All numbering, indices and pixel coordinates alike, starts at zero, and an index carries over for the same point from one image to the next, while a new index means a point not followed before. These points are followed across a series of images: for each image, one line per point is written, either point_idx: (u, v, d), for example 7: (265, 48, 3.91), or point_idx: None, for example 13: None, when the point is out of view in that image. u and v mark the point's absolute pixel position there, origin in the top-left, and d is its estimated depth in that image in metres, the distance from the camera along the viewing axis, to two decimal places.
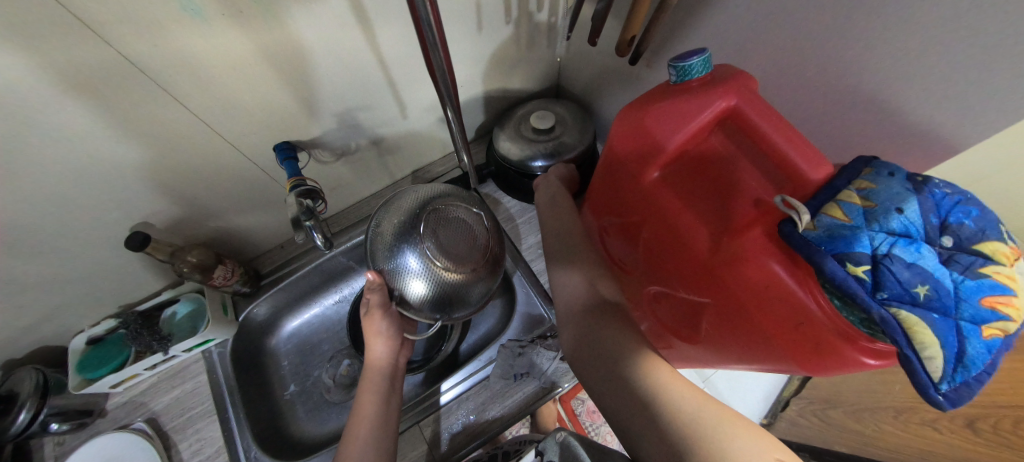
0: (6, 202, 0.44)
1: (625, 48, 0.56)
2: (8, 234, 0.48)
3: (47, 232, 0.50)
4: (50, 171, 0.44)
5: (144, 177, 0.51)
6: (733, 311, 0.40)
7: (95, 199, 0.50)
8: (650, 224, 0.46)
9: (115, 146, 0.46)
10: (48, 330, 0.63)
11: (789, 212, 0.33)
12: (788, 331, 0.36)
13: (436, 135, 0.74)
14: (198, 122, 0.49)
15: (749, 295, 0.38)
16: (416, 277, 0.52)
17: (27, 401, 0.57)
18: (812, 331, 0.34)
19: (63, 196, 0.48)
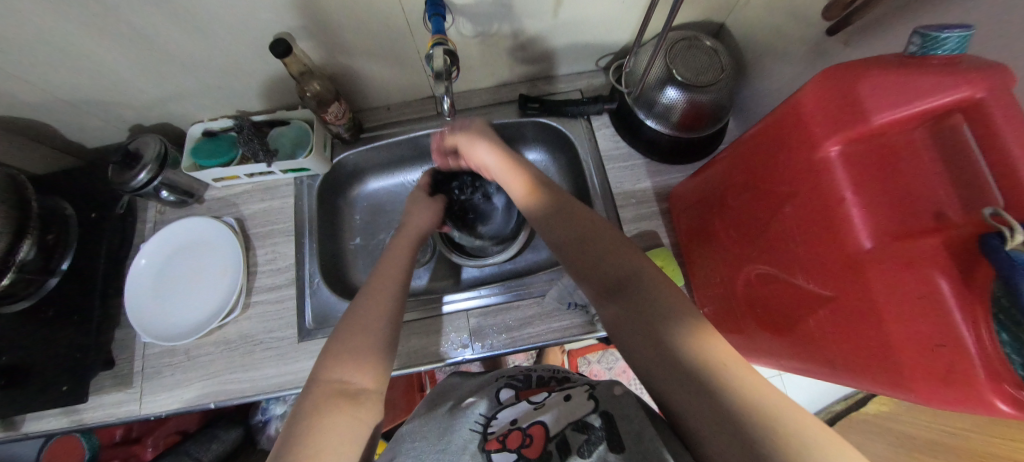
0: None
1: (836, 11, 0.48)
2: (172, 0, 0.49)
3: (195, 12, 0.51)
4: None
5: None
6: (857, 311, 0.38)
7: None
8: (795, 203, 0.42)
9: None
10: (176, 108, 0.68)
11: (1001, 227, 0.28)
12: (916, 348, 0.34)
13: (571, 48, 0.70)
14: None
15: (889, 300, 0.35)
16: (672, 94, 0.62)
17: (149, 164, 0.62)
18: (951, 357, 0.31)
19: None
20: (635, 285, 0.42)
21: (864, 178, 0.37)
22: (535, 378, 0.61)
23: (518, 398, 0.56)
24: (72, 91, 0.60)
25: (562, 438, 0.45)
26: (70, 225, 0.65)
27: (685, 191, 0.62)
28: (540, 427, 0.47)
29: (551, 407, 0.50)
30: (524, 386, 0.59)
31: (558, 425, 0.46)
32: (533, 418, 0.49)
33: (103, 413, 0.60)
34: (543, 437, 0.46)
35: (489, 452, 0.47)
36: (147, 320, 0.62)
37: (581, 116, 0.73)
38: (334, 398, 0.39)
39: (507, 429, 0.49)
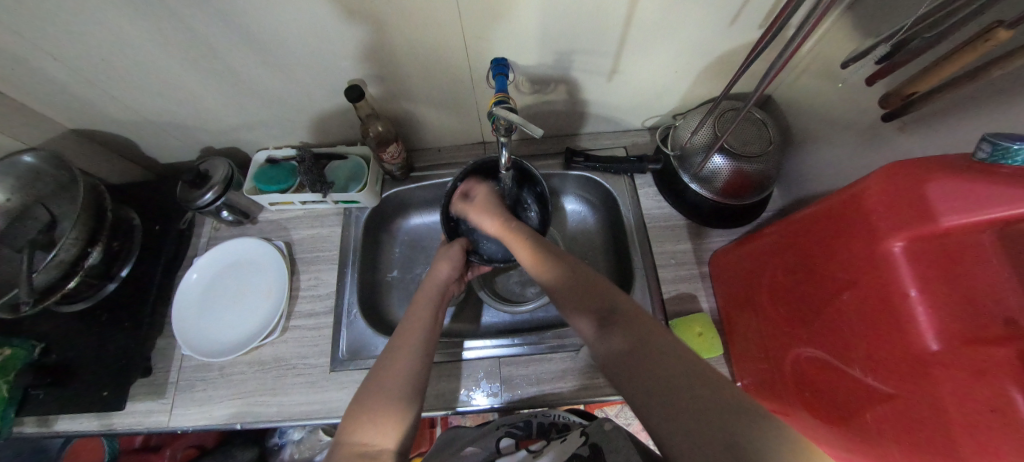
0: (279, 16, 0.50)
1: (893, 101, 0.48)
2: (265, 44, 0.54)
3: (285, 57, 0.57)
4: (321, 9, 0.49)
5: (378, 43, 0.55)
6: (923, 415, 0.35)
7: (335, 44, 0.55)
8: (854, 291, 0.41)
9: (376, 9, 0.49)
10: (248, 135, 0.73)
11: None
12: None
13: (622, 109, 0.73)
14: (448, 14, 0.51)
15: (959, 409, 0.33)
16: (718, 162, 0.63)
17: (217, 185, 0.66)
18: None
19: (313, 31, 0.52)
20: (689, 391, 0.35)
21: (932, 278, 0.35)
22: (536, 425, 0.56)
23: (518, 446, 0.52)
24: (161, 114, 0.66)
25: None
26: (135, 235, 0.69)
27: (730, 258, 0.63)
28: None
29: (546, 453, 0.47)
30: (524, 434, 0.54)
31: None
32: None
33: (134, 421, 0.61)
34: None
35: None
36: (189, 332, 0.64)
37: (624, 173, 0.75)
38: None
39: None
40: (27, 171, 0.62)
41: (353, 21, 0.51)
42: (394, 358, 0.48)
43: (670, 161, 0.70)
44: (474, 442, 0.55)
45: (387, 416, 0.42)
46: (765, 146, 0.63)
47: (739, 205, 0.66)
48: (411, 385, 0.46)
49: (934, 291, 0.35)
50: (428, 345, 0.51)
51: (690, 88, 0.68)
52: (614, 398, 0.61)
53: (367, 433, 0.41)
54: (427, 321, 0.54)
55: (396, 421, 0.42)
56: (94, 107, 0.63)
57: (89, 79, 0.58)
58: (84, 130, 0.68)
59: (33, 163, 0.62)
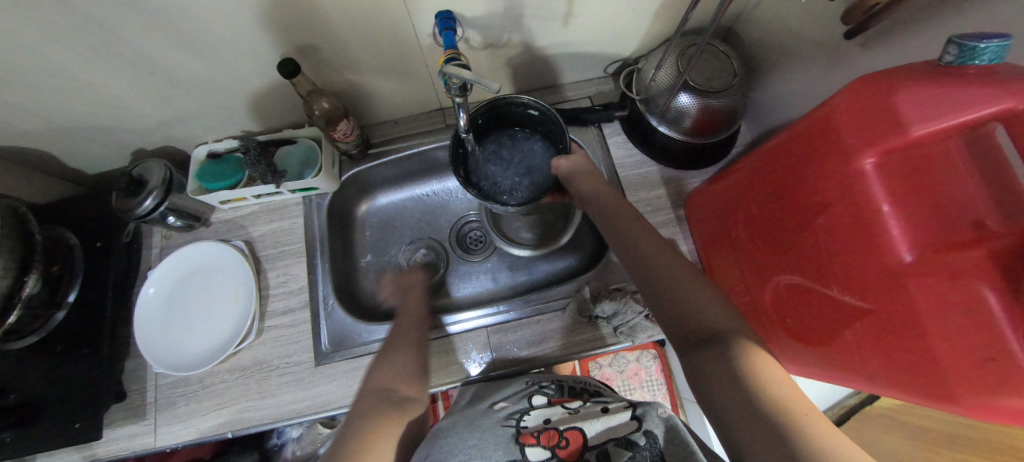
0: None
1: (855, 16, 0.45)
2: (164, 23, 0.47)
3: (192, 35, 0.49)
4: None
5: (297, 8, 0.48)
6: (895, 325, 0.36)
7: (247, 15, 0.48)
8: (828, 214, 0.41)
9: None
10: (180, 131, 0.66)
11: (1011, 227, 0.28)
12: (966, 367, 0.31)
13: (582, 56, 0.69)
14: None
15: (932, 315, 0.33)
16: (684, 102, 0.61)
17: (155, 190, 0.60)
18: (999, 373, 0.29)
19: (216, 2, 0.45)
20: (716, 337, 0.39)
21: (905, 189, 0.35)
22: (567, 388, 0.58)
23: (550, 401, 0.54)
24: (73, 118, 0.59)
25: (603, 451, 0.45)
26: (76, 257, 0.63)
27: (705, 199, 0.62)
28: (577, 433, 0.48)
29: (589, 416, 0.50)
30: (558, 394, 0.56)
31: (597, 436, 0.47)
32: (569, 422, 0.50)
33: (118, 447, 0.59)
34: (580, 444, 0.47)
35: (523, 443, 0.48)
36: (156, 349, 0.61)
37: (592, 124, 0.73)
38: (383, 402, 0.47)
39: (541, 425, 0.50)
40: None
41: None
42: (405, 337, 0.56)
43: (637, 106, 0.67)
44: (501, 395, 0.56)
45: (404, 377, 0.51)
46: (730, 79, 0.61)
47: (708, 143, 0.65)
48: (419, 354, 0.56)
49: (905, 201, 0.35)
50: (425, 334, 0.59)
51: (650, 25, 0.64)
52: (605, 350, 0.61)
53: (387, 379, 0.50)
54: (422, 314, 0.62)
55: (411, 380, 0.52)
56: None
57: None
58: None
59: None
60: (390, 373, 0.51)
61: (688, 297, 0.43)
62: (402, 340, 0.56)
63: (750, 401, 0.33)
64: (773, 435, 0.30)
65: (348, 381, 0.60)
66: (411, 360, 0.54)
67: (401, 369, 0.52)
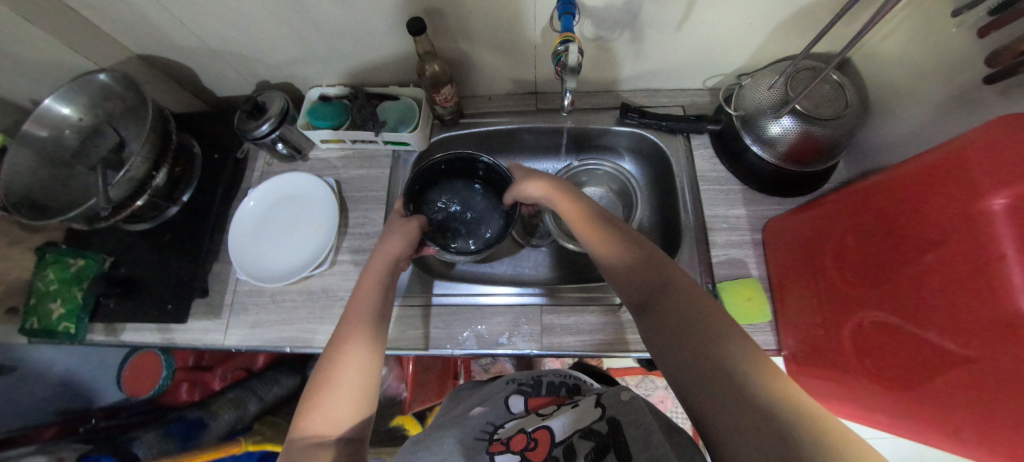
0: None
1: (1002, 59, 0.43)
2: None
3: None
4: None
5: None
6: (991, 379, 0.34)
7: None
8: (940, 252, 0.39)
9: None
10: (303, 72, 0.74)
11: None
12: None
13: (685, 64, 0.69)
14: None
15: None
16: (785, 125, 0.60)
17: (273, 117, 0.67)
18: None
19: None
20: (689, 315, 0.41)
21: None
22: (545, 385, 0.65)
23: (526, 406, 0.60)
24: (224, 43, 0.67)
25: (568, 444, 0.47)
26: (195, 162, 0.70)
27: (790, 224, 0.60)
28: (545, 432, 0.50)
29: (558, 415, 0.54)
30: (534, 394, 0.63)
31: (564, 433, 0.49)
32: (539, 424, 0.53)
33: (192, 337, 0.65)
34: (549, 442, 0.49)
35: (494, 452, 0.50)
36: (244, 257, 0.67)
37: (679, 132, 0.73)
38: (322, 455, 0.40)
39: (512, 432, 0.53)
40: (98, 89, 0.63)
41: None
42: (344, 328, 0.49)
43: (732, 122, 0.67)
44: (483, 403, 0.62)
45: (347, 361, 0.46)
46: (840, 109, 0.59)
47: (801, 171, 0.63)
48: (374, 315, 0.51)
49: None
50: (376, 314, 0.51)
51: (764, 43, 0.63)
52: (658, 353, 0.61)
53: (321, 427, 0.42)
54: (376, 306, 0.52)
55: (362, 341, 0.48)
56: (160, 32, 0.64)
57: (153, 2, 0.58)
58: (148, 56, 0.69)
59: (106, 82, 0.63)
60: (320, 414, 0.43)
61: (698, 313, 0.41)
62: (338, 361, 0.46)
63: (758, 412, 0.32)
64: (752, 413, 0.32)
65: (405, 324, 0.65)
66: (352, 386, 0.45)
67: (337, 403, 0.43)
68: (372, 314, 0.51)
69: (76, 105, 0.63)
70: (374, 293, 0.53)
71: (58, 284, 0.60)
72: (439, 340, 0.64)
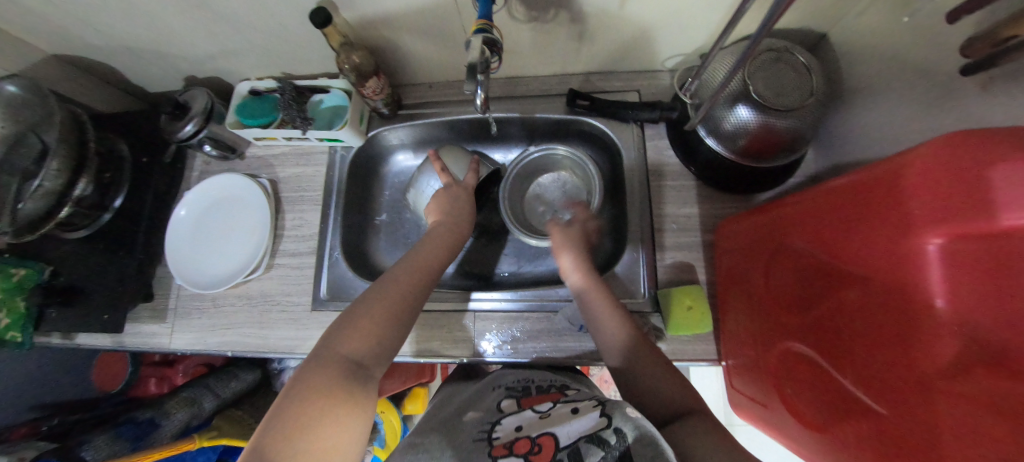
0: None
1: (980, 48, 0.35)
2: None
3: None
4: None
5: None
6: (894, 435, 0.30)
7: None
8: (865, 288, 0.34)
9: None
10: (228, 65, 0.69)
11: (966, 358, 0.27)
12: None
13: (639, 45, 0.62)
14: None
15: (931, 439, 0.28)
16: (741, 118, 0.53)
17: (196, 117, 0.64)
18: None
19: None
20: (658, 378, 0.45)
21: (975, 286, 0.27)
22: (534, 388, 0.57)
23: (520, 406, 0.52)
24: (133, 38, 0.62)
25: (574, 449, 0.39)
26: (124, 166, 0.67)
27: (735, 230, 0.55)
28: (549, 438, 0.42)
29: (557, 419, 0.46)
30: (525, 396, 0.54)
31: (569, 437, 0.41)
32: (542, 428, 0.45)
33: (140, 341, 0.67)
34: (551, 446, 0.41)
35: (496, 457, 0.42)
36: (182, 263, 0.66)
37: (633, 122, 0.66)
38: (347, 373, 0.41)
39: (513, 438, 0.44)
40: (16, 99, 0.61)
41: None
42: (364, 319, 0.45)
43: (688, 111, 0.60)
44: (474, 408, 0.55)
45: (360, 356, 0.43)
46: (804, 98, 0.52)
47: (760, 167, 0.57)
48: (397, 312, 0.47)
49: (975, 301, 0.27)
50: (404, 314, 0.48)
51: (724, 18, 0.55)
52: (587, 363, 0.60)
53: (353, 346, 0.43)
54: (431, 266, 0.54)
55: (373, 338, 0.44)
56: (61, 29, 0.59)
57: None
58: (63, 55, 0.65)
59: (15, 92, 0.61)
60: (356, 333, 0.44)
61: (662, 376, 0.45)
62: (387, 299, 0.47)
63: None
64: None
65: None
66: (385, 323, 0.46)
67: (372, 330, 0.45)
68: (396, 310, 0.47)
69: None
70: (409, 292, 0.49)
71: None
72: None
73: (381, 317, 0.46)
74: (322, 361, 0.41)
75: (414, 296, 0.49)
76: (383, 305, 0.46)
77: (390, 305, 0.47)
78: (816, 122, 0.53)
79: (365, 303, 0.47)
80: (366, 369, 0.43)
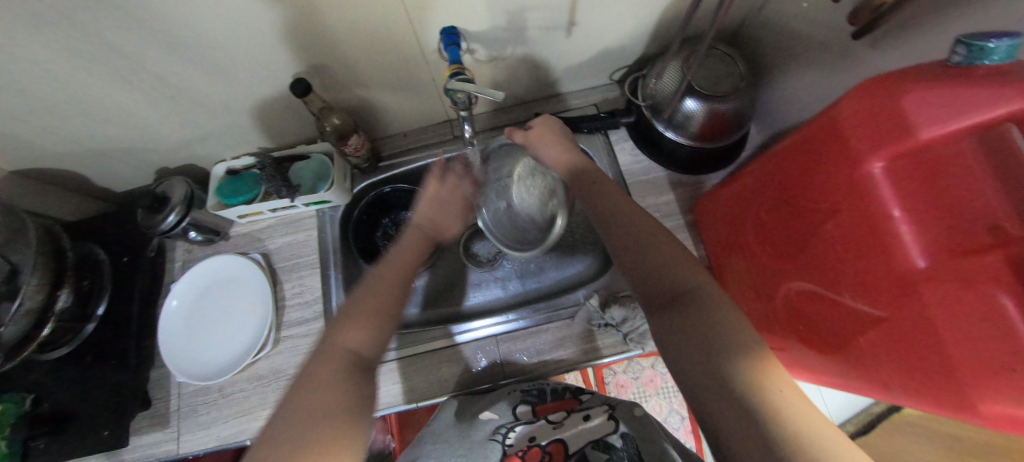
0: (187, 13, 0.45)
1: (863, 16, 0.44)
2: (185, 49, 0.50)
3: (210, 56, 0.51)
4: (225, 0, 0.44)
5: (303, 29, 0.50)
6: (901, 334, 0.35)
7: (259, 36, 0.49)
8: (837, 220, 0.40)
9: None
10: (203, 150, 0.70)
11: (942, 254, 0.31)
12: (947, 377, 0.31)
13: (589, 64, 0.70)
14: None
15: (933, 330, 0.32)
16: (691, 107, 0.60)
17: (178, 206, 0.63)
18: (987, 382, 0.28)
19: (228, 26, 0.47)
20: (691, 298, 0.40)
21: (931, 190, 0.32)
22: (550, 392, 0.60)
23: (535, 414, 0.57)
24: (100, 140, 0.62)
25: (584, 454, 0.51)
26: (103, 270, 0.66)
27: (713, 204, 0.62)
28: (559, 444, 0.52)
29: (573, 426, 0.54)
30: (540, 401, 0.59)
31: (576, 442, 0.52)
32: (552, 435, 0.54)
33: (143, 454, 0.61)
34: (562, 454, 0.51)
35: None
36: (180, 357, 0.63)
37: (599, 131, 0.73)
38: (345, 372, 0.40)
39: (526, 444, 0.53)
40: None
41: (257, 7, 0.45)
42: (365, 303, 0.46)
43: (643, 112, 0.68)
44: (487, 406, 0.58)
45: (363, 339, 0.44)
46: (736, 82, 0.61)
47: (717, 147, 0.64)
48: (394, 303, 0.48)
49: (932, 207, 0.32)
50: (398, 305, 0.48)
51: (655, 30, 0.64)
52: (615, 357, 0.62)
53: (353, 340, 0.43)
54: (415, 249, 0.58)
55: (372, 326, 0.45)
56: (25, 144, 0.59)
57: (10, 114, 0.53)
58: (21, 169, 0.63)
59: None
60: (357, 326, 0.44)
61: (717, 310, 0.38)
62: (378, 291, 0.48)
63: (752, 418, 0.31)
64: (750, 420, 0.31)
65: None
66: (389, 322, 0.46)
67: (370, 323, 0.45)
68: (395, 292, 0.49)
69: None
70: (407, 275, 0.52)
71: None
72: (404, 396, 0.62)
73: (380, 306, 0.46)
74: (323, 354, 0.42)
75: (409, 282, 0.51)
76: (377, 306, 0.46)
77: (388, 291, 0.49)
78: (752, 100, 0.62)
79: (371, 285, 0.49)
80: (366, 360, 0.43)
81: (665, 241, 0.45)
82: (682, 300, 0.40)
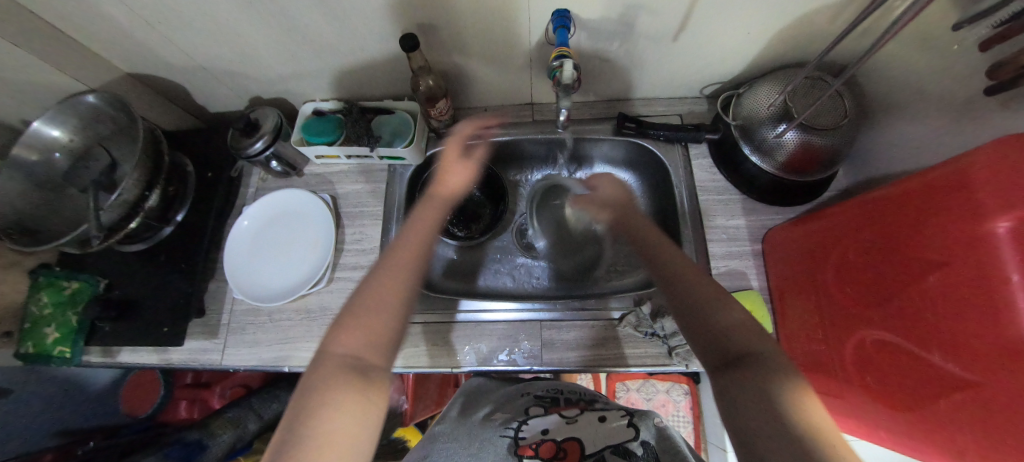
0: None
1: (1004, 72, 0.41)
2: None
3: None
4: None
5: None
6: (988, 405, 0.33)
7: None
8: (941, 274, 0.38)
9: None
10: (298, 88, 0.73)
11: None
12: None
13: (683, 73, 0.69)
14: None
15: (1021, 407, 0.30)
16: (785, 136, 0.59)
17: (266, 134, 0.66)
18: None
19: None
20: (755, 359, 0.41)
21: None
22: (562, 398, 0.60)
23: (548, 411, 0.57)
24: (211, 60, 0.66)
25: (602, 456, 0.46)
26: (188, 180, 0.70)
27: (791, 236, 0.60)
28: (575, 443, 0.49)
29: (585, 426, 0.52)
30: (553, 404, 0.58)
31: (595, 445, 0.48)
32: (566, 434, 0.51)
33: (189, 357, 0.64)
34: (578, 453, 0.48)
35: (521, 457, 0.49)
36: (242, 275, 0.67)
37: (678, 142, 0.72)
38: (348, 372, 0.40)
39: (539, 439, 0.51)
40: (89, 112, 0.62)
41: None
42: (366, 315, 0.44)
43: (730, 131, 0.67)
44: (503, 408, 0.60)
45: (370, 331, 0.43)
46: (838, 119, 0.58)
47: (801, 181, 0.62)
48: (399, 309, 0.46)
49: None
50: (407, 302, 0.47)
51: (762, 51, 0.63)
52: (655, 368, 0.61)
53: (352, 344, 0.42)
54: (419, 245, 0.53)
55: (370, 332, 0.43)
56: (148, 51, 0.63)
57: (144, 22, 0.58)
58: (139, 75, 0.69)
59: (95, 103, 0.62)
60: (356, 331, 0.43)
61: (781, 375, 0.39)
62: (387, 277, 0.48)
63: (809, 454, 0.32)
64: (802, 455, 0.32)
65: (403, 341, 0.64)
66: (390, 307, 0.45)
67: (375, 324, 0.44)
68: (400, 296, 0.47)
69: (66, 126, 0.62)
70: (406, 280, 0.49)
71: (53, 309, 0.61)
72: (440, 358, 0.63)
73: (390, 296, 0.46)
74: (324, 359, 0.41)
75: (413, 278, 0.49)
76: (380, 299, 0.45)
77: (391, 289, 0.47)
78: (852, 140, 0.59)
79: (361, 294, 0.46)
80: (369, 364, 0.42)
81: (695, 277, 0.50)
82: (738, 361, 0.41)
